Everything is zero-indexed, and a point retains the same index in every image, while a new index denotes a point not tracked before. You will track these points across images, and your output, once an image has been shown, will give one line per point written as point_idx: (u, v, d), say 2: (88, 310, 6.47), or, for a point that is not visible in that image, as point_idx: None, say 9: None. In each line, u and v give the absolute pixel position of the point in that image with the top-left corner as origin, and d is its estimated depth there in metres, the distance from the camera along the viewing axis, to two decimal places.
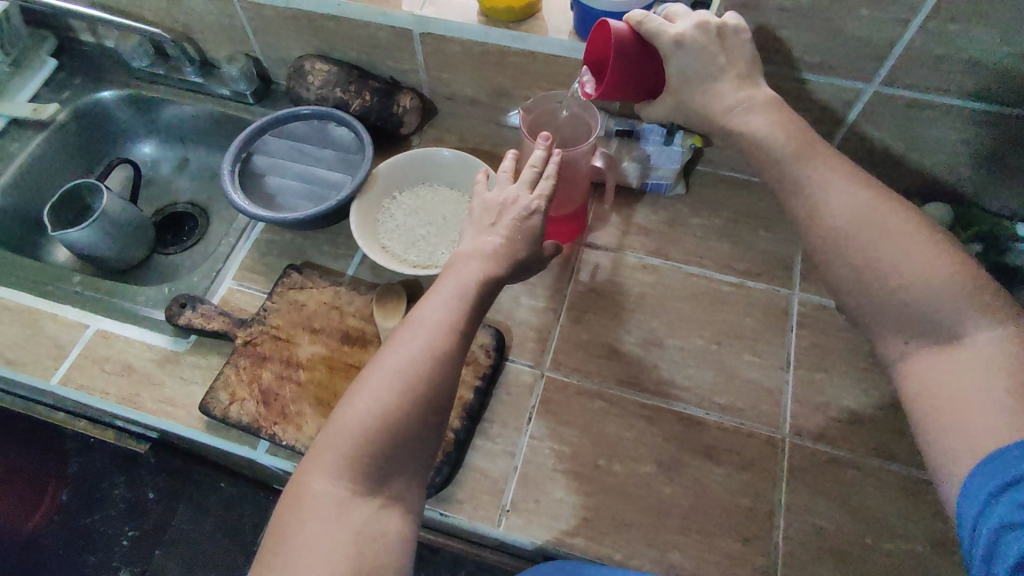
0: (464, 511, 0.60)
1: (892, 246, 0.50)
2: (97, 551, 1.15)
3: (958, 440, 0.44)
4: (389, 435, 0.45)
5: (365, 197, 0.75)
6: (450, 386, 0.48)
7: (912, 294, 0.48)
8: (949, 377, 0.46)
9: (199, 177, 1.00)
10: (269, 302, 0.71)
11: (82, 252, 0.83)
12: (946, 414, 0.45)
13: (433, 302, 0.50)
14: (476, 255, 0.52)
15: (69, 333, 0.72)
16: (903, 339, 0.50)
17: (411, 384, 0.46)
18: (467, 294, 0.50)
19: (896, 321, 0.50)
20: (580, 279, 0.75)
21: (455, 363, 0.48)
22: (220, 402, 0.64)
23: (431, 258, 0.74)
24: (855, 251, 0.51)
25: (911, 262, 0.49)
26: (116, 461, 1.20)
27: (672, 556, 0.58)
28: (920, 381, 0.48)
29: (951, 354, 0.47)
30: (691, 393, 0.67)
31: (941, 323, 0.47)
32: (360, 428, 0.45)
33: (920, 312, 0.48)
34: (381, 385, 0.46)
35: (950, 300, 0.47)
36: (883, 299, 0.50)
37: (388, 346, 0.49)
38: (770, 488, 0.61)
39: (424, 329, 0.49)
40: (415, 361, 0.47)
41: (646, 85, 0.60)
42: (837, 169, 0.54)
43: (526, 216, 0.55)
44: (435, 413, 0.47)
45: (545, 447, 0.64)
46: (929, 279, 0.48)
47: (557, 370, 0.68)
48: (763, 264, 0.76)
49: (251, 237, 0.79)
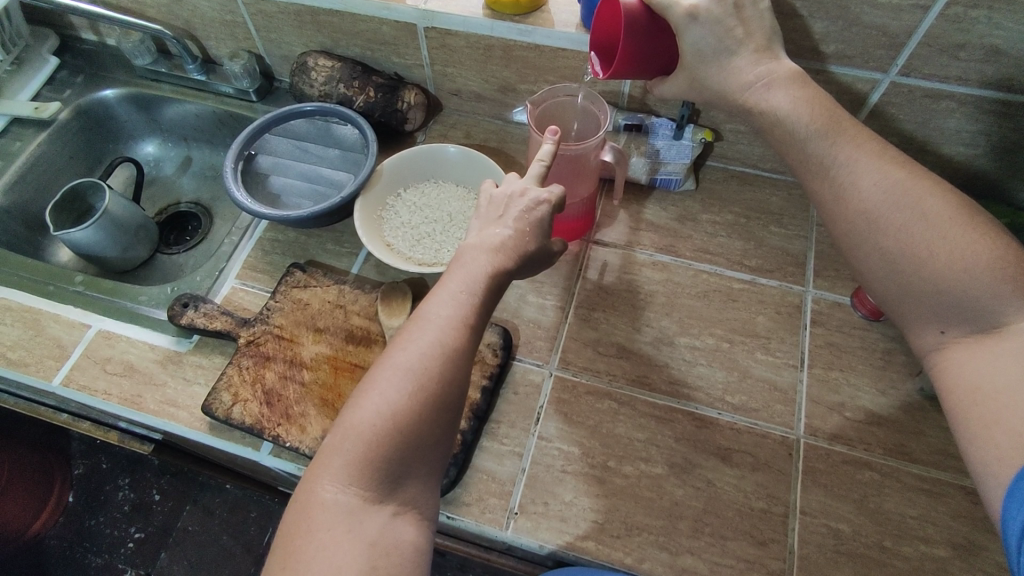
0: (471, 514, 0.59)
1: (927, 232, 0.48)
2: (101, 553, 1.14)
3: (999, 434, 0.43)
4: (398, 438, 0.43)
5: (369, 194, 0.74)
6: (460, 385, 0.47)
7: (949, 281, 0.47)
8: (989, 368, 0.45)
9: (201, 177, 0.99)
10: (272, 301, 0.70)
11: (85, 252, 0.82)
12: (986, 408, 0.44)
13: (442, 298, 0.48)
14: (485, 248, 0.51)
15: (70, 333, 0.71)
16: (938, 329, 0.49)
17: (421, 385, 0.45)
18: (476, 289, 0.49)
19: (931, 310, 0.49)
20: (589, 277, 0.74)
21: (464, 361, 0.47)
22: (223, 402, 0.63)
23: (437, 256, 0.72)
24: (886, 238, 0.50)
25: (948, 248, 0.47)
26: (121, 463, 1.20)
27: (685, 560, 0.56)
28: (957, 373, 0.47)
29: (993, 344, 0.46)
30: (704, 393, 0.65)
31: (979, 311, 0.46)
32: (368, 431, 0.43)
33: (957, 300, 0.47)
34: (390, 385, 0.44)
35: (989, 287, 0.46)
36: (917, 288, 0.49)
37: (394, 345, 0.47)
38: (785, 490, 0.59)
39: (432, 327, 0.47)
40: (424, 360, 0.45)
41: (660, 59, 0.59)
42: (865, 147, 0.52)
43: (535, 209, 0.53)
44: (445, 415, 0.46)
45: (554, 448, 0.62)
46: (966, 265, 0.46)
47: (566, 369, 0.67)
48: (775, 261, 0.74)
49: (253, 236, 0.78)
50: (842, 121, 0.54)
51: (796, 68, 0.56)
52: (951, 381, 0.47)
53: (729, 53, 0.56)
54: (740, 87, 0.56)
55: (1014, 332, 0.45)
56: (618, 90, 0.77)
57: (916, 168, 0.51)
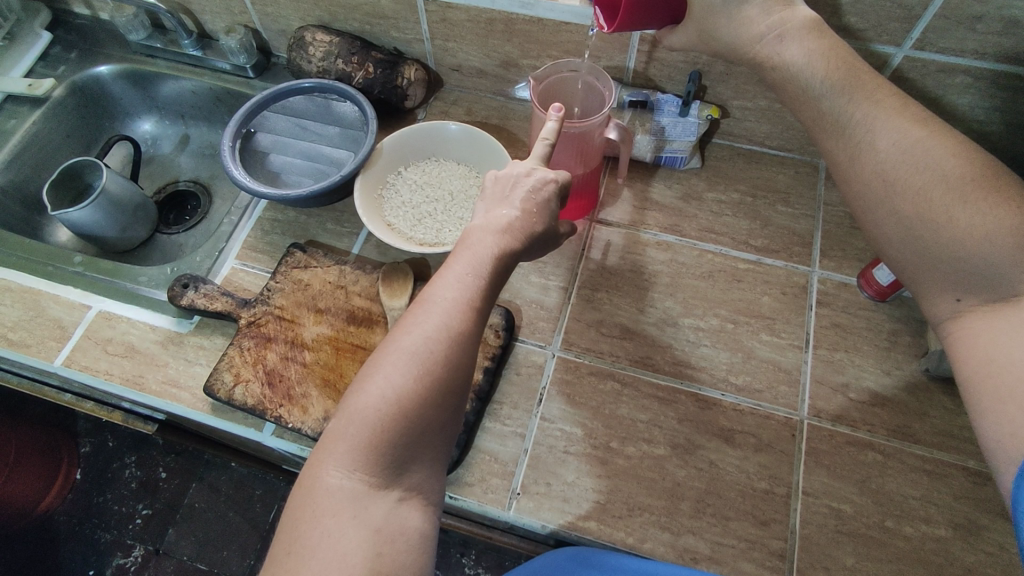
0: (474, 494, 0.59)
1: (947, 197, 0.47)
2: (110, 529, 1.16)
3: (1013, 409, 0.42)
4: (404, 423, 0.43)
5: (369, 173, 0.72)
6: (466, 370, 0.46)
7: (966, 248, 0.46)
8: (1004, 338, 0.44)
9: (200, 156, 0.98)
10: (273, 282, 0.69)
11: (84, 232, 0.81)
12: (1000, 380, 0.43)
13: (447, 280, 0.48)
14: (491, 229, 0.50)
15: (70, 314, 0.70)
16: (954, 296, 0.48)
17: (426, 369, 0.44)
18: (483, 272, 0.48)
19: (948, 277, 0.48)
20: (592, 257, 0.73)
21: (471, 344, 0.46)
22: (225, 383, 0.63)
23: (438, 236, 0.72)
24: (903, 203, 0.49)
25: (967, 215, 0.46)
26: (127, 442, 1.22)
27: (687, 540, 0.57)
28: (971, 343, 0.46)
29: (1009, 313, 0.45)
30: (707, 373, 0.65)
31: (996, 279, 0.45)
32: (373, 416, 0.43)
33: (974, 267, 0.46)
34: (395, 370, 0.44)
35: (1007, 254, 0.45)
36: (934, 253, 0.48)
37: (399, 330, 0.46)
38: (788, 471, 0.59)
39: (438, 311, 0.46)
40: (430, 344, 0.45)
41: (669, 7, 0.56)
42: (884, 104, 0.51)
43: (542, 190, 0.53)
44: (451, 400, 0.45)
45: (556, 428, 0.62)
46: (984, 232, 0.45)
47: (569, 350, 0.67)
48: (781, 241, 0.73)
49: (253, 216, 0.77)
50: (861, 74, 0.52)
51: (815, 15, 0.54)
52: (964, 350, 0.47)
53: (739, 2, 0.55)
54: (749, 40, 0.56)
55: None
56: (622, 66, 0.75)
57: (939, 127, 0.50)
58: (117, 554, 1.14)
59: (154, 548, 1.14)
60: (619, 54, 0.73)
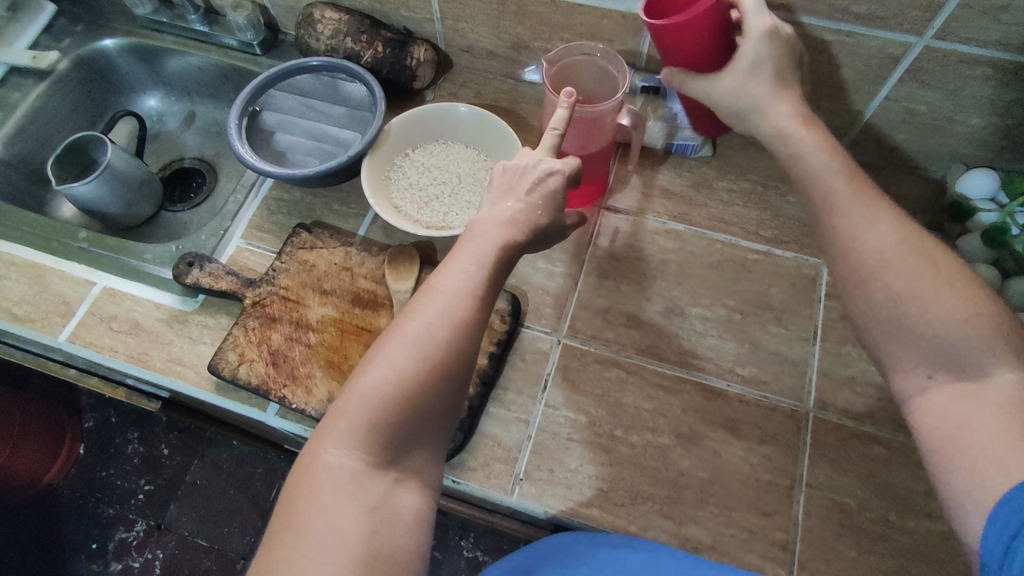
0: (476, 478, 0.59)
1: (921, 285, 0.47)
2: (113, 504, 1.19)
3: (986, 467, 0.43)
4: (405, 407, 0.43)
5: (376, 154, 0.72)
6: (469, 360, 0.46)
7: (936, 328, 0.46)
8: (970, 411, 0.45)
9: (206, 133, 0.97)
10: (278, 261, 0.68)
11: (90, 207, 0.81)
12: (951, 447, 0.45)
13: (454, 269, 0.47)
14: (497, 221, 0.50)
15: (75, 289, 0.70)
16: (925, 372, 0.47)
17: (428, 355, 0.44)
18: (488, 262, 0.48)
19: (920, 353, 0.47)
20: (600, 244, 0.72)
21: (477, 330, 0.46)
22: (229, 362, 0.63)
23: (445, 219, 0.71)
24: (885, 286, 0.48)
25: (940, 301, 0.46)
26: (129, 418, 1.25)
27: (689, 529, 0.57)
28: (940, 413, 0.46)
29: (976, 390, 0.45)
30: (713, 363, 0.65)
31: (967, 360, 0.45)
32: (374, 397, 0.43)
33: (945, 348, 0.46)
34: (398, 353, 0.44)
35: (976, 337, 0.45)
36: (908, 331, 0.47)
37: (405, 315, 0.46)
38: (792, 463, 0.59)
39: (445, 300, 0.46)
40: (433, 330, 0.44)
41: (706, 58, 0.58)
42: (862, 193, 0.50)
43: (549, 181, 0.52)
44: (453, 389, 0.45)
45: (560, 415, 0.62)
46: (958, 316, 0.46)
47: (574, 337, 0.66)
48: (791, 232, 0.72)
49: (258, 195, 0.76)
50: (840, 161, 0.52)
51: (797, 113, 0.55)
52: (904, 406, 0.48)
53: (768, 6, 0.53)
54: None
55: (1000, 389, 0.44)
56: (636, 50, 0.74)
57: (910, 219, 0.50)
58: (119, 528, 1.18)
59: (156, 523, 1.18)
60: (632, 39, 0.72)
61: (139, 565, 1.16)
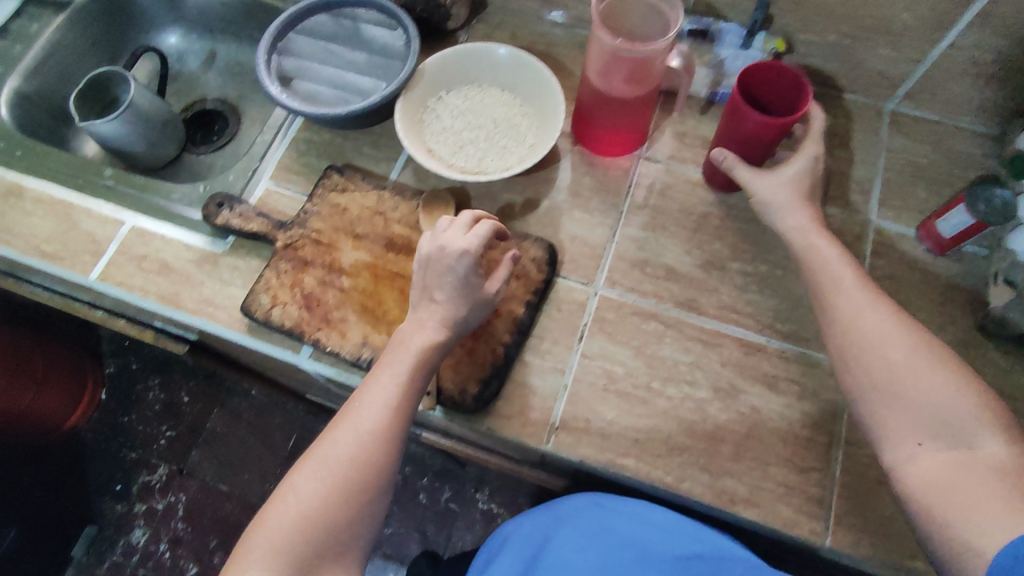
0: (511, 426, 0.59)
1: (902, 354, 0.50)
2: (135, 448, 1.27)
3: (974, 515, 0.44)
4: (312, 524, 0.49)
5: (410, 96, 0.69)
6: (374, 477, 0.51)
7: (921, 397, 0.48)
8: (958, 475, 0.46)
9: (228, 74, 0.94)
10: (309, 204, 0.67)
11: (114, 145, 0.80)
12: (942, 511, 0.46)
13: (360, 402, 0.53)
14: (415, 332, 0.55)
15: (103, 228, 0.69)
16: (916, 443, 0.48)
17: (335, 479, 0.50)
18: (392, 394, 0.53)
19: (910, 424, 0.48)
20: (639, 195, 0.70)
21: (380, 451, 0.52)
22: (262, 305, 0.62)
23: (481, 165, 0.69)
24: (870, 358, 0.51)
25: (923, 373, 0.49)
26: (150, 365, 1.32)
27: (725, 482, 0.57)
28: (931, 475, 0.47)
29: (964, 456, 0.47)
30: (753, 319, 0.63)
31: (956, 429, 0.47)
32: (282, 527, 0.49)
33: (931, 417, 0.48)
34: (308, 481, 0.50)
35: (960, 409, 0.47)
36: (891, 399, 0.49)
37: (321, 443, 0.52)
38: (831, 420, 0.58)
39: (359, 434, 0.52)
40: (340, 460, 0.51)
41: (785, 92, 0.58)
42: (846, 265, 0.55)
43: (459, 282, 0.55)
44: (357, 499, 0.50)
45: (596, 366, 0.61)
46: (941, 386, 0.48)
47: (612, 288, 0.65)
48: (840, 188, 0.68)
49: (286, 136, 0.74)
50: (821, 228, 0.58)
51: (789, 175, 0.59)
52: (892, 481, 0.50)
53: None
54: None
55: (984, 457, 0.46)
56: None
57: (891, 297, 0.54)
58: (142, 471, 1.25)
59: (178, 467, 1.26)
60: None
61: (163, 507, 1.23)
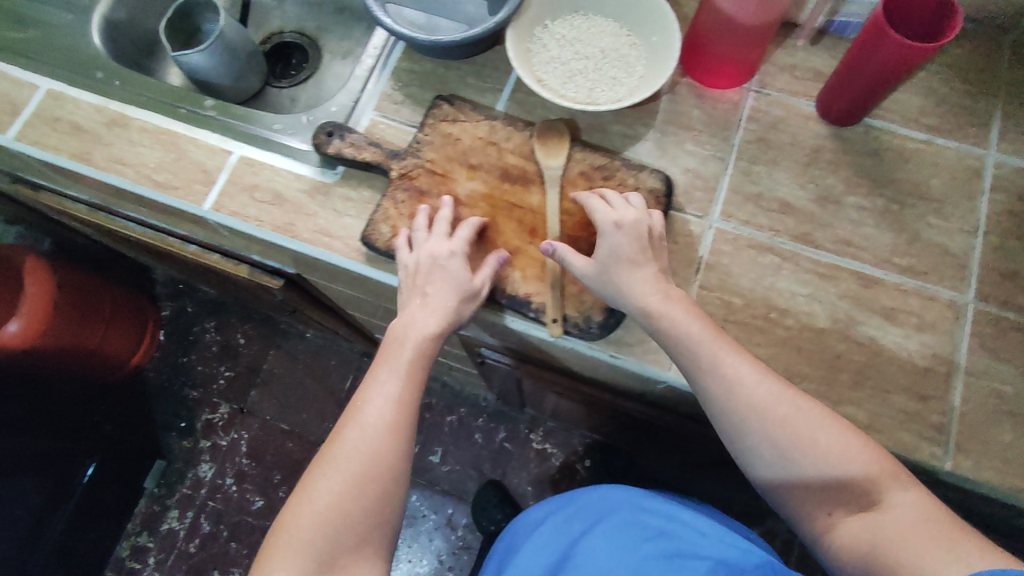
0: (634, 353, 0.60)
1: (797, 421, 0.53)
2: (197, 387, 1.31)
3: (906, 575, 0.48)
4: (332, 524, 0.55)
5: (519, 23, 0.67)
6: (382, 480, 0.56)
7: (822, 459, 0.52)
8: (884, 531, 0.50)
9: (304, 5, 0.92)
10: (421, 134, 0.66)
11: (203, 78, 0.79)
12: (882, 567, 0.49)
13: (365, 413, 0.58)
14: (412, 340, 0.59)
15: (212, 158, 0.68)
16: (828, 511, 0.53)
17: (351, 482, 0.56)
18: (392, 401, 0.58)
19: (823, 496, 0.53)
20: (750, 128, 0.68)
21: (388, 460, 0.57)
22: (383, 234, 0.63)
23: (591, 96, 0.68)
24: (753, 423, 0.53)
25: (829, 439, 0.52)
26: (205, 308, 1.36)
27: (846, 409, 0.58)
28: (866, 540, 0.51)
29: (874, 517, 0.51)
30: (871, 252, 0.63)
31: (862, 492, 0.51)
32: (304, 529, 0.54)
33: (844, 481, 0.52)
34: (325, 486, 0.55)
35: (861, 466, 0.51)
36: (797, 463, 0.53)
37: (331, 450, 0.57)
38: (950, 350, 0.59)
39: (365, 427, 0.57)
40: (350, 465, 0.56)
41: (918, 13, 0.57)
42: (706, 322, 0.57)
43: (445, 291, 0.59)
44: (369, 501, 0.56)
45: (714, 297, 0.62)
46: (846, 447, 0.52)
47: (727, 221, 0.65)
48: (956, 119, 0.67)
49: (387, 66, 0.73)
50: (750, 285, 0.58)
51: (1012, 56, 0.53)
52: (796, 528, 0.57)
53: None
54: None
55: (902, 514, 0.50)
56: None
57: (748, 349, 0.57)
58: (204, 409, 1.29)
59: (239, 405, 1.30)
60: None
61: (226, 443, 1.28)
